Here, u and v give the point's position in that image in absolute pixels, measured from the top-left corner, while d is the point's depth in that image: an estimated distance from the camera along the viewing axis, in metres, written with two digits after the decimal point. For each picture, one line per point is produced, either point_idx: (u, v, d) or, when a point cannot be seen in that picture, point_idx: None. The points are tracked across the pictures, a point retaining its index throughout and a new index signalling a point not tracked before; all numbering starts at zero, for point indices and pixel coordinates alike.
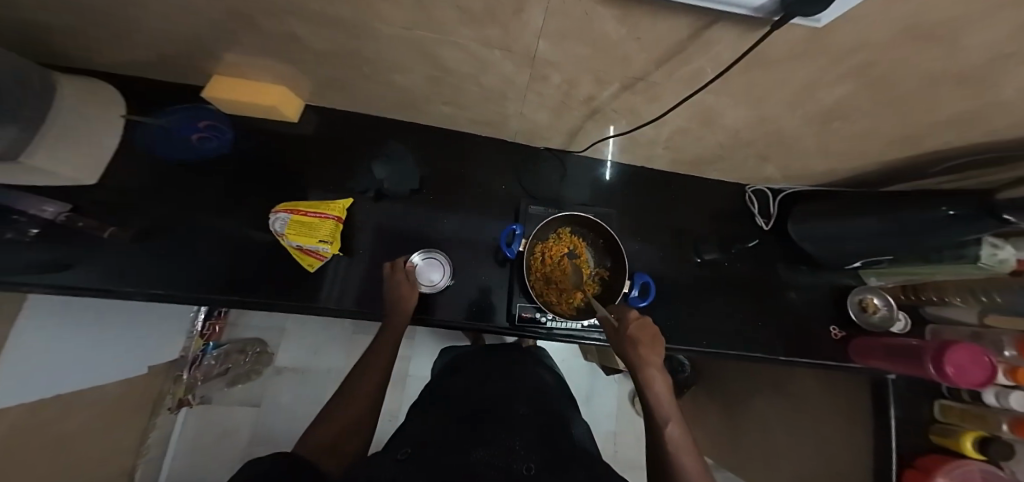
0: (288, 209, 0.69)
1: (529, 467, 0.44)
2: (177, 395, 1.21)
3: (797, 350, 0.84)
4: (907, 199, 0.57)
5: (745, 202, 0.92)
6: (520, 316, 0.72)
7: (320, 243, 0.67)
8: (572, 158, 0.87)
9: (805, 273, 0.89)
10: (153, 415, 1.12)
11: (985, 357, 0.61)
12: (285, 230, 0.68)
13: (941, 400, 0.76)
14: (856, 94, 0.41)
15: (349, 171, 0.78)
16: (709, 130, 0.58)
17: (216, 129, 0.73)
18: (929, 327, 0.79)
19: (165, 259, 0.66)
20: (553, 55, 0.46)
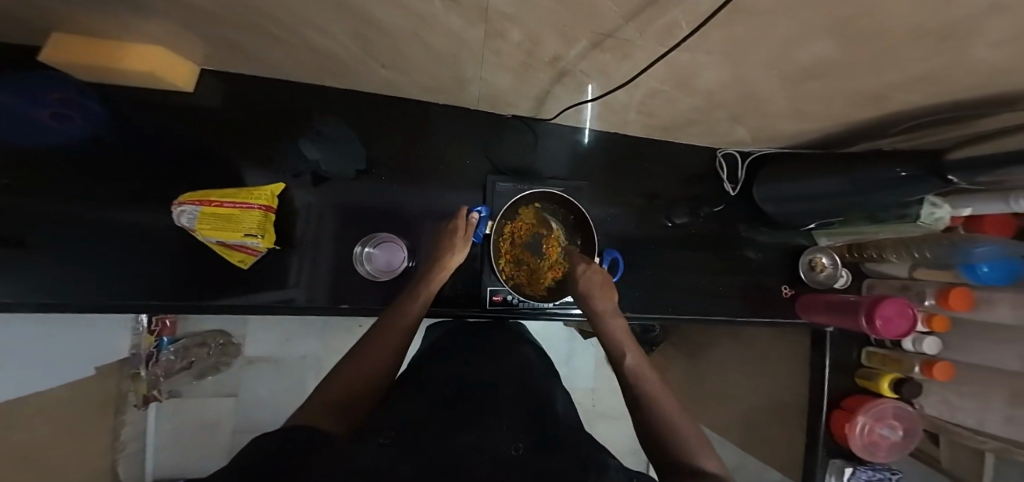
0: (195, 201, 0.61)
1: (515, 449, 0.41)
2: (141, 392, 0.99)
3: (750, 304, 0.90)
4: (863, 157, 0.57)
5: (713, 166, 0.91)
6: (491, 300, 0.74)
7: (249, 238, 0.61)
8: (539, 127, 0.82)
9: (764, 233, 0.91)
10: (117, 414, 0.92)
11: (910, 310, 0.68)
12: (196, 224, 0.61)
13: (868, 348, 0.86)
14: (836, 53, 0.38)
15: (285, 151, 0.69)
16: (684, 92, 0.55)
17: (79, 106, 0.59)
18: (867, 280, 0.87)
19: (78, 265, 0.60)
20: (508, 6, 0.38)
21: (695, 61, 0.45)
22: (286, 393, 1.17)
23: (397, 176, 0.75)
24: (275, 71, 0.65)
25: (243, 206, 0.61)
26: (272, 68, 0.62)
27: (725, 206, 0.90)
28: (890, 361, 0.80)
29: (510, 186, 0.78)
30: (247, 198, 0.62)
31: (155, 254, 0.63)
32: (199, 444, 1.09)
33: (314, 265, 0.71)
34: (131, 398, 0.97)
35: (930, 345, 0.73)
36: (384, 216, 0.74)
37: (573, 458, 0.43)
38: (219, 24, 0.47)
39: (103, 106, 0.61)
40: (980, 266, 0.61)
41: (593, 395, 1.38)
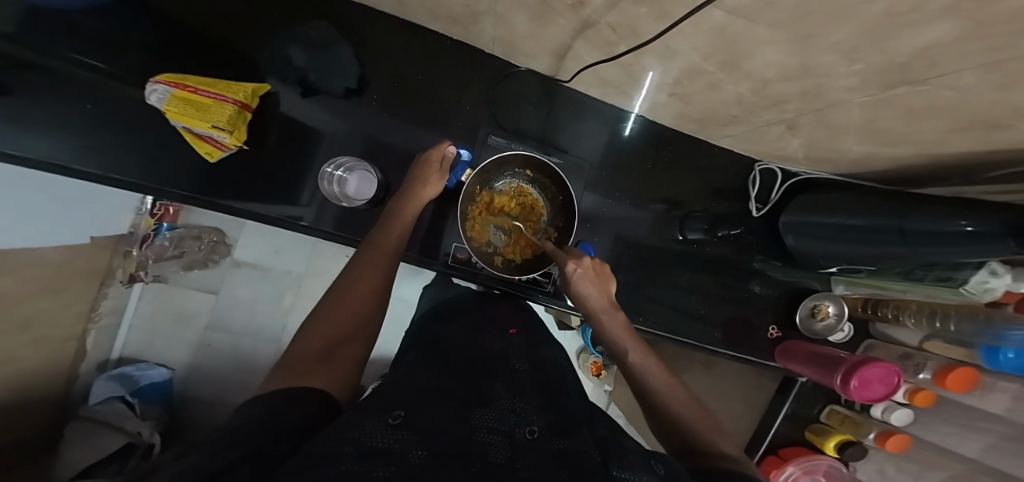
0: (170, 81, 0.58)
1: (532, 431, 0.31)
2: (128, 270, 1.03)
3: (731, 336, 0.80)
4: (925, 199, 0.46)
5: (746, 180, 0.79)
6: (453, 257, 0.72)
7: (215, 130, 0.58)
8: (555, 91, 0.73)
9: (778, 269, 0.80)
10: (102, 286, 0.96)
11: (896, 377, 0.61)
12: (163, 105, 0.58)
13: (834, 405, 0.78)
14: (940, 49, 0.27)
15: (271, 53, 0.65)
16: (730, 76, 0.44)
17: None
18: (867, 341, 0.76)
19: (72, 130, 0.59)
20: None
21: (749, 33, 0.35)
22: (259, 308, 1.16)
23: (387, 111, 0.69)
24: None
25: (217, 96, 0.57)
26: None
27: (745, 229, 0.79)
28: (850, 424, 0.74)
29: (504, 142, 0.72)
30: (225, 93, 0.59)
31: (128, 136, 0.61)
32: (169, 333, 1.12)
33: (293, 184, 0.67)
34: (119, 275, 1.01)
35: (899, 416, 0.67)
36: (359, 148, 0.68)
37: (592, 436, 0.33)
38: None
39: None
40: (1005, 350, 0.51)
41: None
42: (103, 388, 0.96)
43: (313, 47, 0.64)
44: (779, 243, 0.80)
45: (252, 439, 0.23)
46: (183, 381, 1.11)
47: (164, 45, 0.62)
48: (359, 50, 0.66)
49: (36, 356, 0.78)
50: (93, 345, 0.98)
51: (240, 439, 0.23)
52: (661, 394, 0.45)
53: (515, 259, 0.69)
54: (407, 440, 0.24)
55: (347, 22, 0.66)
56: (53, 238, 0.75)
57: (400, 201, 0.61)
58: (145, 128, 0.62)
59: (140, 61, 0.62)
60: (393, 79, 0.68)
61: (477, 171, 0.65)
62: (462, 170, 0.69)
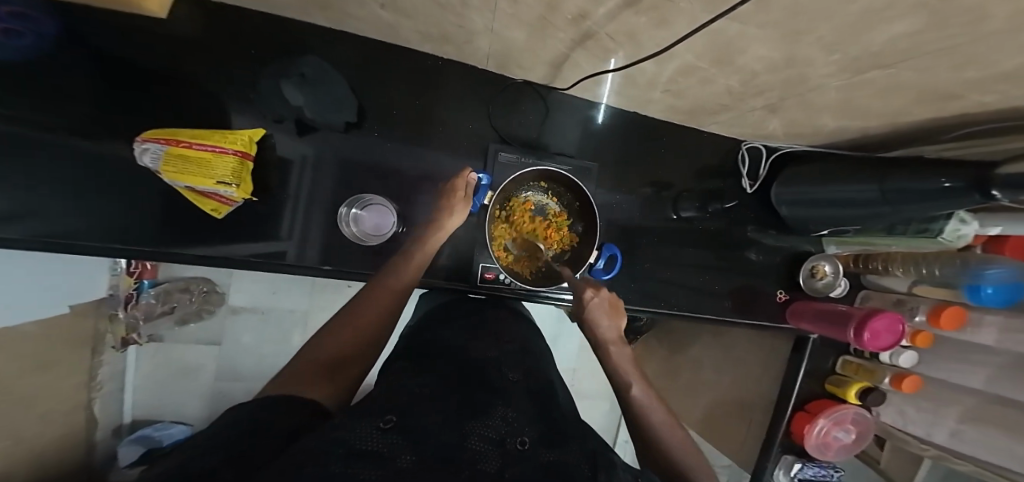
0: (164, 138, 0.56)
1: (523, 442, 0.34)
2: (119, 334, 0.97)
3: (738, 305, 0.85)
4: (902, 163, 0.51)
5: (734, 158, 0.84)
6: (482, 277, 0.74)
7: (220, 185, 0.57)
8: (550, 98, 0.75)
9: (772, 237, 0.86)
10: (93, 354, 0.90)
11: (901, 326, 0.67)
12: (159, 165, 0.56)
13: (846, 357, 0.84)
14: (919, 38, 0.31)
15: (261, 95, 0.63)
16: (722, 71, 0.48)
17: (30, 19, 0.53)
18: (862, 292, 0.83)
19: (61, 197, 0.57)
20: None
21: (744, 35, 0.38)
22: (270, 347, 1.14)
23: (391, 136, 0.69)
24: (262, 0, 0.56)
25: (215, 148, 0.56)
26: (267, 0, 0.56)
27: (738, 204, 0.84)
28: (864, 372, 0.79)
29: (514, 157, 0.73)
30: (222, 144, 0.58)
31: (131, 195, 0.60)
32: (176, 389, 1.08)
33: (311, 223, 0.67)
34: (109, 340, 0.95)
35: (905, 359, 0.74)
36: (368, 178, 0.69)
37: (582, 450, 0.37)
38: None
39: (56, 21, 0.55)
40: (985, 287, 0.57)
41: (572, 376, 1.35)
42: (127, 453, 0.94)
43: (304, 83, 0.62)
44: (771, 213, 0.86)
45: (233, 443, 0.24)
46: (202, 434, 1.08)
47: (150, 96, 0.60)
48: (354, 79, 0.66)
49: (43, 435, 0.74)
50: (100, 411, 0.94)
51: (224, 444, 0.23)
52: (656, 434, 0.48)
53: (539, 267, 0.71)
54: (397, 444, 0.27)
55: (338, 53, 0.66)
56: (33, 309, 0.70)
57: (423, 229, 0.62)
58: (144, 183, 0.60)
59: (126, 116, 0.59)
60: (391, 104, 0.68)
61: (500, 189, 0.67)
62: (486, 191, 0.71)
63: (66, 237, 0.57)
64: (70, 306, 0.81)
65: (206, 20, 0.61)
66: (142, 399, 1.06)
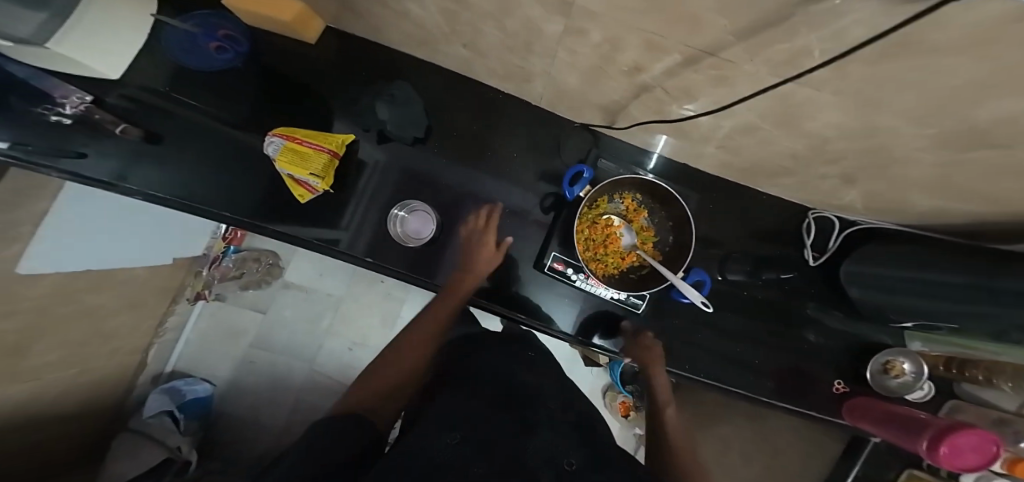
0: (283, 134, 0.67)
1: (569, 463, 0.37)
2: (196, 288, 1.12)
3: (784, 388, 0.76)
4: (1019, 257, 0.44)
5: (796, 226, 0.78)
6: (550, 266, 0.72)
7: (313, 177, 0.66)
8: (608, 146, 0.74)
9: (834, 319, 0.77)
10: (172, 301, 1.06)
11: (997, 447, 0.52)
12: (277, 156, 0.66)
13: (913, 470, 0.68)
14: (1021, 121, 0.28)
15: (349, 108, 0.73)
16: (787, 134, 0.46)
17: (235, 42, 0.69)
18: (951, 402, 0.70)
19: (172, 163, 0.68)
20: (594, 3, 0.36)
21: (812, 99, 0.37)
22: (303, 328, 1.22)
23: (451, 159, 0.74)
24: (371, 30, 0.66)
25: (316, 146, 0.66)
26: (374, 30, 0.66)
27: (797, 275, 0.77)
28: None
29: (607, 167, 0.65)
30: (325, 144, 0.68)
31: (227, 171, 0.69)
32: (217, 350, 1.19)
33: (366, 222, 0.72)
34: (187, 292, 1.10)
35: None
36: (428, 189, 0.74)
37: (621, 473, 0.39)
38: None
39: (249, 45, 0.71)
40: None
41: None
42: (155, 403, 1.04)
43: (398, 104, 0.71)
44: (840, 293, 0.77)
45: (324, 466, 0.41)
46: (225, 397, 1.17)
47: (263, 97, 0.72)
48: (430, 103, 0.73)
49: (97, 368, 0.85)
50: (150, 358, 1.06)
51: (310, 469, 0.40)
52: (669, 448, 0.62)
53: (617, 274, 0.60)
54: (472, 455, 0.38)
55: (422, 79, 0.73)
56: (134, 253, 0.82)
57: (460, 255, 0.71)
58: (240, 166, 0.70)
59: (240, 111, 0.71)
60: (456, 129, 0.74)
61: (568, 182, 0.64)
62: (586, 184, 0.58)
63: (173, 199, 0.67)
64: (176, 259, 0.97)
65: (328, 44, 0.72)
66: (191, 349, 1.18)
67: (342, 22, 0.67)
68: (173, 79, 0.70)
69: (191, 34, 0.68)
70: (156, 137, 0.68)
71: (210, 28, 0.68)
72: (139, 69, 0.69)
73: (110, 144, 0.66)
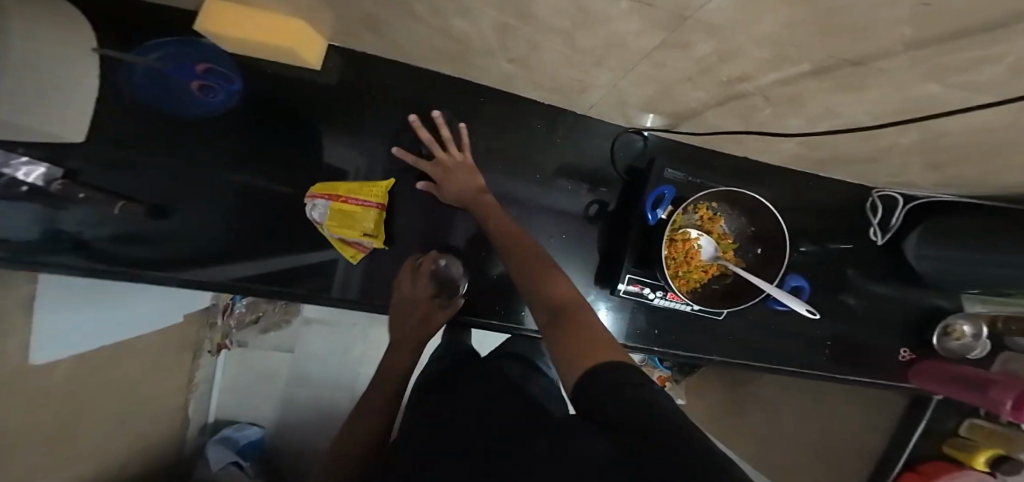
0: (325, 194, 0.60)
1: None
2: (216, 340, 1.03)
3: (846, 362, 0.77)
4: None
5: (860, 204, 0.75)
6: (626, 288, 0.60)
7: (367, 237, 0.62)
8: (670, 150, 0.66)
9: (889, 288, 0.77)
10: (194, 358, 0.97)
11: None
12: (325, 220, 0.60)
13: (971, 419, 0.75)
14: None
15: (363, 137, 0.63)
16: (900, 130, 0.41)
17: (223, 77, 0.57)
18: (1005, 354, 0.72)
19: (179, 235, 0.56)
20: (724, 22, 0.28)
21: (969, 104, 0.32)
22: (335, 356, 1.17)
23: (500, 191, 0.66)
24: (391, 47, 0.55)
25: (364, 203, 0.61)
26: (383, 42, 0.55)
27: (853, 250, 0.76)
28: (997, 438, 0.70)
29: (680, 177, 0.57)
30: (371, 199, 0.62)
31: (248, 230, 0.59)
32: (254, 394, 1.13)
33: (408, 263, 0.65)
34: (207, 345, 1.01)
35: None
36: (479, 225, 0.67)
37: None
38: None
39: (241, 79, 0.58)
40: None
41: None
42: (214, 455, 0.98)
43: (441, 143, 0.64)
44: (899, 264, 0.77)
45: None
46: (274, 436, 1.14)
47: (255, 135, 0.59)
48: (462, 120, 0.65)
49: (137, 446, 0.80)
50: (194, 409, 1.01)
51: None
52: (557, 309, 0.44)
53: (697, 287, 0.58)
54: None
55: (450, 94, 0.64)
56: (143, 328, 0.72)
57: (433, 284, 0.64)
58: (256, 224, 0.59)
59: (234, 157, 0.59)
60: (497, 150, 0.66)
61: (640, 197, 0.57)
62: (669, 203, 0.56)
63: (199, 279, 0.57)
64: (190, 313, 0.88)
65: (335, 65, 0.61)
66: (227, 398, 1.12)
67: (351, 39, 0.56)
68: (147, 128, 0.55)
69: (162, 70, 0.54)
70: (160, 210, 0.55)
71: (186, 63, 0.55)
72: (97, 121, 0.53)
73: (97, 223, 0.53)
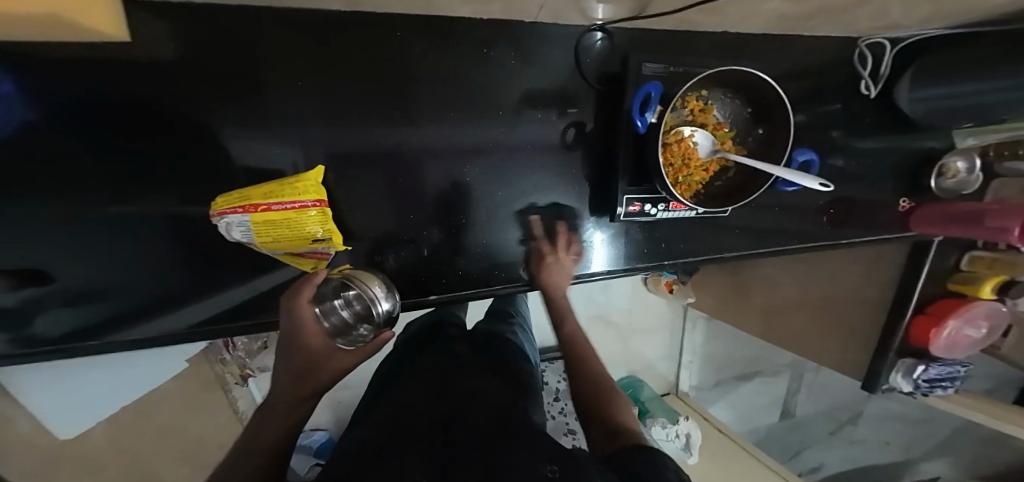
0: (240, 206, 0.46)
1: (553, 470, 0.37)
2: (235, 371, 0.96)
3: (845, 226, 0.77)
4: None
5: (850, 57, 0.70)
6: (627, 211, 0.57)
7: (320, 244, 0.51)
8: (642, 43, 0.59)
9: (882, 141, 0.75)
10: (225, 390, 0.98)
11: None
12: (253, 237, 0.49)
13: (973, 252, 0.83)
14: None
15: (268, 108, 0.48)
16: None
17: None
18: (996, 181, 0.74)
19: (108, 296, 0.47)
20: None
21: None
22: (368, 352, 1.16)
23: (467, 143, 0.59)
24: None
25: (294, 204, 0.47)
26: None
27: (845, 111, 0.71)
28: (1001, 265, 0.78)
29: (661, 69, 0.50)
30: (298, 198, 0.47)
31: (201, 257, 0.51)
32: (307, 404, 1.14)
33: (387, 245, 0.59)
34: (229, 377, 0.97)
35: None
36: (458, 187, 0.60)
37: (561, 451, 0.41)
38: None
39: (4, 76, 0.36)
40: None
41: (631, 316, 1.44)
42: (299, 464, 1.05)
43: (381, 105, 0.53)
44: (890, 113, 0.74)
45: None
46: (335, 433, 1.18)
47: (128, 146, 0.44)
48: (397, 65, 0.53)
49: None
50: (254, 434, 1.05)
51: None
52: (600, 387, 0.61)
53: (701, 189, 0.54)
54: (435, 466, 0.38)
55: (372, 35, 0.51)
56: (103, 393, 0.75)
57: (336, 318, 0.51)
58: (213, 248, 0.51)
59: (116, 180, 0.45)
60: (451, 97, 0.56)
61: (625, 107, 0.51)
62: (658, 103, 0.51)
63: (151, 332, 0.50)
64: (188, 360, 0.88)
65: (169, 30, 0.41)
66: None
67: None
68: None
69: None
70: (47, 275, 0.44)
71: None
72: None
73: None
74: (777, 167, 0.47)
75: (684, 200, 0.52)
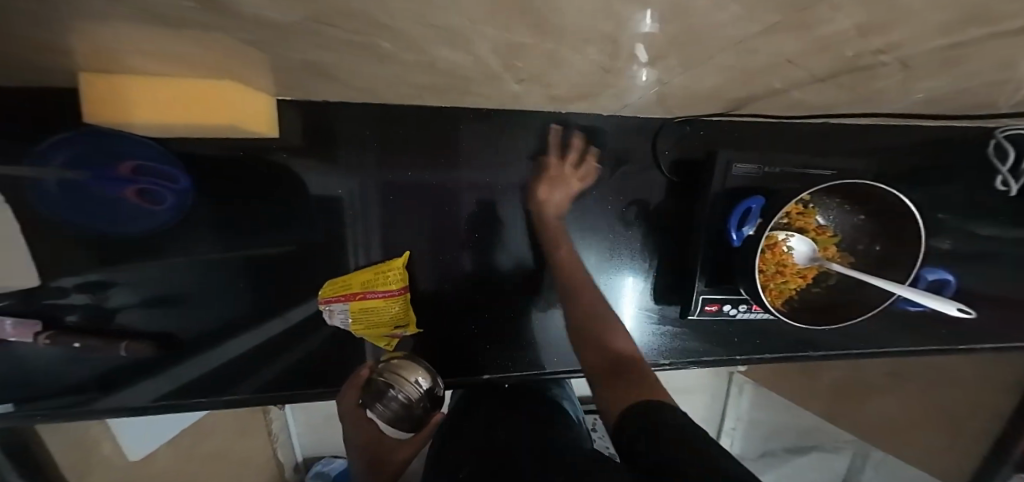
0: (342, 296, 0.52)
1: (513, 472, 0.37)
2: None
3: (962, 325, 0.68)
4: None
5: (975, 148, 0.63)
6: (703, 311, 0.52)
7: (400, 329, 0.54)
8: (728, 137, 0.55)
9: (1006, 235, 0.66)
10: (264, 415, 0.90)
11: None
12: (349, 324, 0.53)
13: None
14: None
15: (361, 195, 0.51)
16: None
17: (161, 175, 0.45)
18: None
19: (207, 356, 0.51)
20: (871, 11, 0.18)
21: None
22: None
23: (529, 230, 0.57)
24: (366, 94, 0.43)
25: (384, 294, 0.52)
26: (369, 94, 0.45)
27: (966, 205, 0.64)
28: None
29: (753, 170, 0.47)
30: (395, 286, 0.52)
31: (274, 325, 0.53)
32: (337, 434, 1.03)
33: (455, 325, 0.58)
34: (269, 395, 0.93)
35: None
36: (515, 271, 0.58)
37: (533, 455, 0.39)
38: (309, 58, 0.29)
39: (186, 173, 0.46)
40: None
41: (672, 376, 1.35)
42: None
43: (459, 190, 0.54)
44: (1019, 206, 0.66)
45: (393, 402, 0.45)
46: None
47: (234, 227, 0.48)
48: (472, 151, 0.54)
49: None
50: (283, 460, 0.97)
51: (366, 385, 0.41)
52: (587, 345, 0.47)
53: (798, 298, 0.48)
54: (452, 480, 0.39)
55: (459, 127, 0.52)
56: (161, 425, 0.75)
57: (389, 411, 0.48)
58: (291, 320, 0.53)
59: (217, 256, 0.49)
60: (519, 180, 0.56)
61: (713, 205, 0.49)
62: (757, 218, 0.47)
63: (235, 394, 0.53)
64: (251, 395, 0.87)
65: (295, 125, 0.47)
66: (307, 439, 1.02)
67: (299, 90, 0.41)
68: (99, 257, 0.45)
69: (87, 187, 0.43)
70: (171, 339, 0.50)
71: (105, 165, 0.43)
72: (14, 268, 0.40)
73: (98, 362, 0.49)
74: (892, 283, 0.40)
75: (779, 313, 0.46)
